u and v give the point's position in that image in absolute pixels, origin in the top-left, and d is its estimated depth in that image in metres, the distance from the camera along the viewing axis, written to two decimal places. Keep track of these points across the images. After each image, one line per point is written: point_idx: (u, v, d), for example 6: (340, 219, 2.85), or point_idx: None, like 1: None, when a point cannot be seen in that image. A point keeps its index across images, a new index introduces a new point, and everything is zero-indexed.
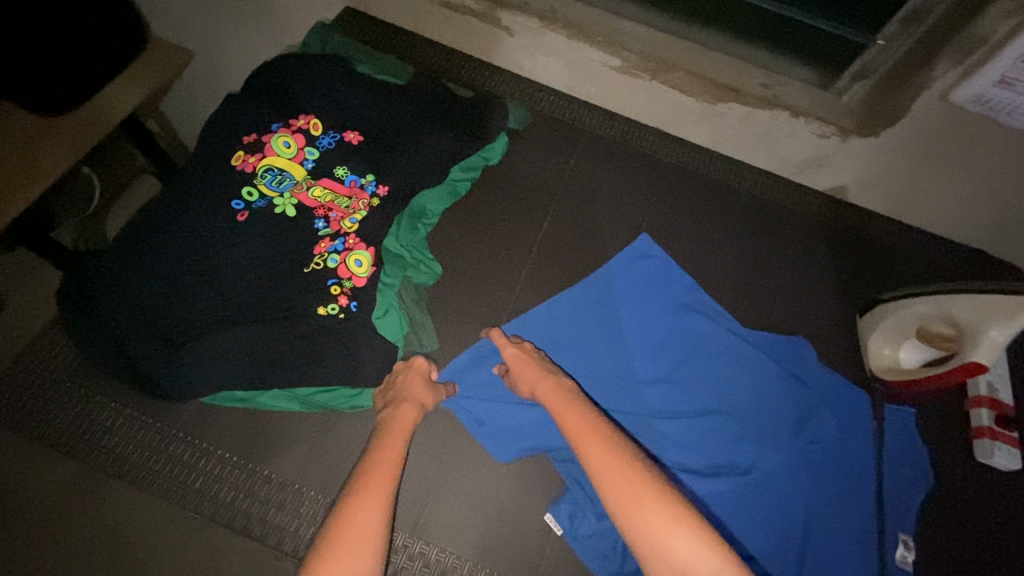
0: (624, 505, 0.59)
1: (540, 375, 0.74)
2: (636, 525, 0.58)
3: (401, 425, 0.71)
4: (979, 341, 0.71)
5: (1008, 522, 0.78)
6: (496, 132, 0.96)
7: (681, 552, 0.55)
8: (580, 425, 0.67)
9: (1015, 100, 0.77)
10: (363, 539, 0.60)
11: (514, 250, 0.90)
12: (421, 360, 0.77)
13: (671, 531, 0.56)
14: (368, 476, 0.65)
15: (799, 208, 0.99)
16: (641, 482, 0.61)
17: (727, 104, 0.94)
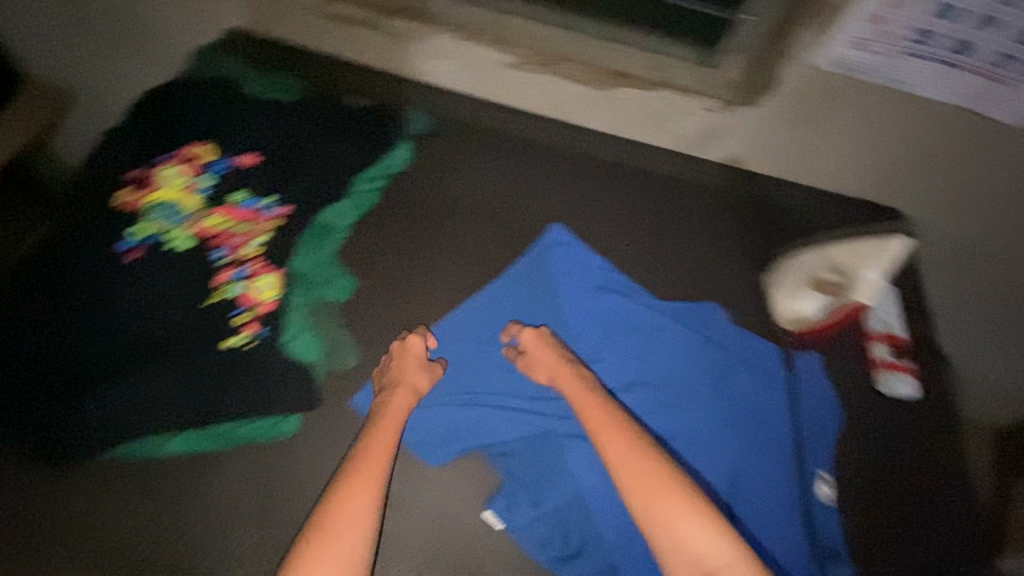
0: (644, 498, 0.68)
1: (563, 365, 0.78)
2: (653, 516, 0.67)
3: (396, 410, 0.74)
4: (862, 282, 0.87)
5: (912, 441, 0.85)
6: (397, 140, 0.96)
7: (691, 540, 0.65)
8: (603, 423, 0.72)
9: (875, 62, 0.85)
10: (353, 526, 0.66)
11: (430, 249, 0.88)
12: (417, 340, 0.79)
13: (684, 524, 0.66)
14: (358, 466, 0.70)
15: (701, 179, 1.04)
16: (659, 480, 0.68)
17: (620, 89, 0.99)
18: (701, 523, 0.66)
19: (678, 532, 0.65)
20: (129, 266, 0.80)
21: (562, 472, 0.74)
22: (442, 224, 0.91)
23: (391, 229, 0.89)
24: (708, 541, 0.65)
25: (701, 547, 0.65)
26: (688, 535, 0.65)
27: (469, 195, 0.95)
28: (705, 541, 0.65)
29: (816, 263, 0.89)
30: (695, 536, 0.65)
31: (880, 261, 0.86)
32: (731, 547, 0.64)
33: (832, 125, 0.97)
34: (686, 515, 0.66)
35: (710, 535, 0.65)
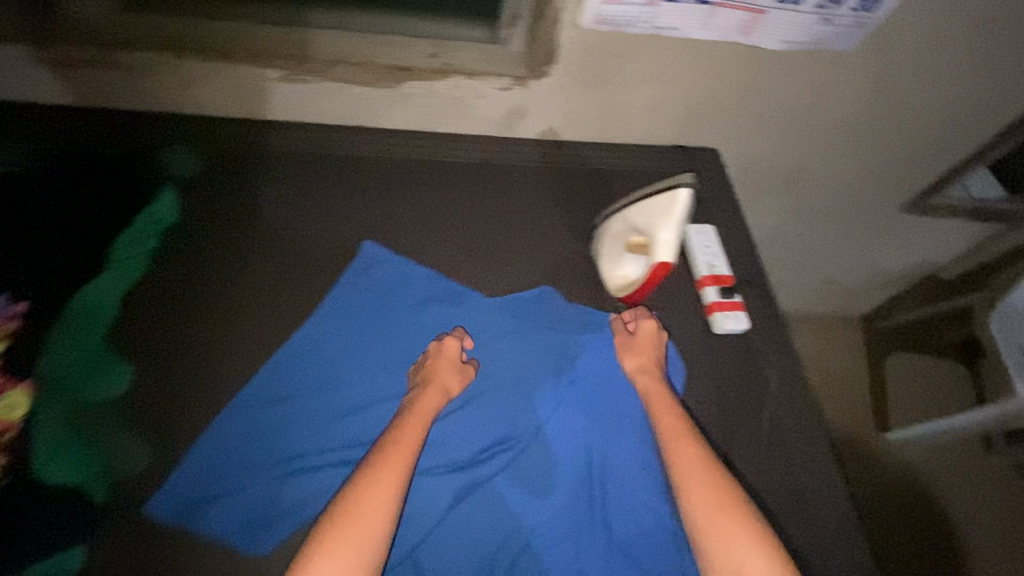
0: (691, 489, 0.70)
1: (652, 358, 0.81)
2: (697, 509, 0.69)
3: (425, 407, 0.74)
4: (658, 241, 0.81)
5: (756, 372, 0.88)
6: (157, 188, 0.84)
7: (737, 553, 0.66)
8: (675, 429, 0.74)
9: (633, 13, 0.84)
10: (376, 515, 0.64)
11: (228, 303, 0.78)
12: (452, 341, 0.79)
13: (734, 541, 0.66)
14: (388, 454, 0.68)
15: (517, 161, 1.01)
16: (710, 484, 0.70)
17: (408, 83, 0.92)
18: (746, 537, 0.66)
19: (724, 542, 0.67)
20: None
21: (409, 510, 0.71)
22: (237, 271, 0.81)
23: (168, 291, 0.77)
24: (744, 556, 0.66)
25: (740, 555, 0.66)
26: (736, 549, 0.66)
27: (265, 231, 0.85)
28: (744, 552, 0.66)
29: (620, 231, 0.88)
30: (739, 550, 0.66)
31: (669, 218, 0.80)
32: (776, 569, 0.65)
33: (627, 81, 0.96)
34: (734, 527, 0.67)
35: (751, 545, 0.66)
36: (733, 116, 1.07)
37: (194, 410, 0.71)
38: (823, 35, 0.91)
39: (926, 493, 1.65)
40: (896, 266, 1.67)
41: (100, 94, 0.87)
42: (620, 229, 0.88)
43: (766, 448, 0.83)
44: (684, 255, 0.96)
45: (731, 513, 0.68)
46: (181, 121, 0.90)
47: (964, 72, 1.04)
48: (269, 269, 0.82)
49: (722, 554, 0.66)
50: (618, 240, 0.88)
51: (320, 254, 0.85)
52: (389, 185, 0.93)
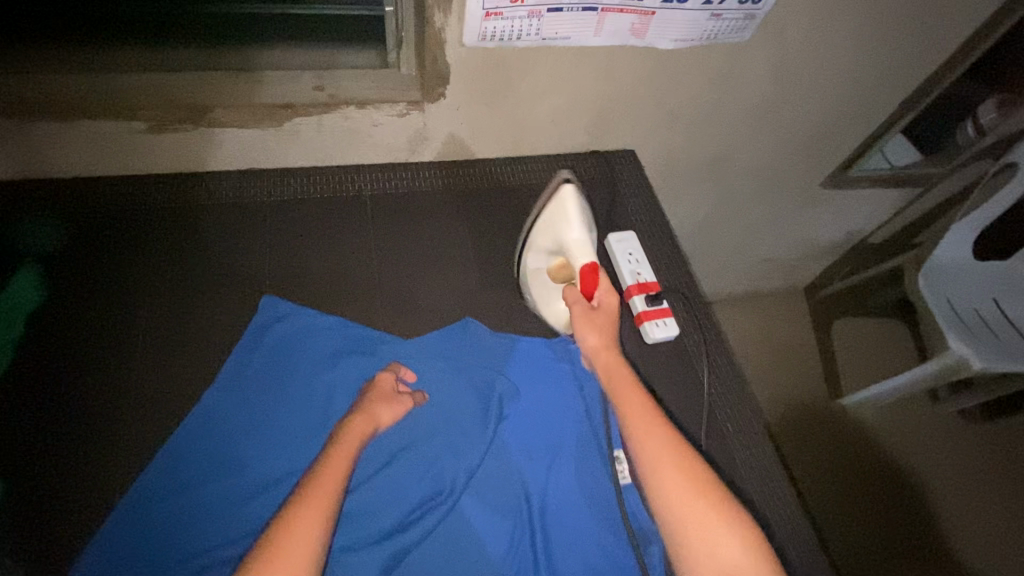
0: (665, 467, 0.65)
1: (611, 340, 0.77)
2: (676, 489, 0.63)
3: (351, 440, 0.68)
4: (569, 244, 0.79)
5: (689, 377, 0.86)
6: (19, 267, 0.77)
7: (721, 536, 0.59)
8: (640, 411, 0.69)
9: (517, 26, 0.79)
10: (301, 554, 0.56)
11: (112, 386, 0.72)
12: (388, 375, 0.75)
13: (710, 526, 0.60)
14: (312, 488, 0.62)
15: (427, 186, 0.97)
16: (681, 461, 0.65)
17: (294, 120, 0.87)
18: (724, 515, 0.61)
19: (706, 524, 0.60)
20: None
21: None
22: (121, 351, 0.74)
23: (42, 385, 0.70)
24: (725, 539, 0.59)
25: (723, 538, 0.59)
26: (720, 532, 0.60)
27: (146, 301, 0.78)
28: (721, 533, 0.60)
29: (537, 274, 0.83)
30: (721, 535, 0.60)
31: (569, 219, 0.80)
32: (753, 553, 0.59)
33: (526, 94, 0.93)
34: (716, 505, 0.62)
35: (726, 526, 0.60)
36: (642, 116, 1.05)
37: (82, 515, 0.64)
38: (714, 30, 0.91)
39: (885, 453, 1.70)
40: (828, 238, 1.71)
41: None
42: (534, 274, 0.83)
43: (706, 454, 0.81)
44: (610, 265, 0.94)
45: (708, 494, 0.63)
46: (45, 190, 0.82)
47: (857, 48, 1.06)
48: (157, 341, 0.75)
49: (703, 543, 0.59)
50: (541, 286, 0.83)
51: (214, 316, 0.78)
52: (287, 231, 0.87)
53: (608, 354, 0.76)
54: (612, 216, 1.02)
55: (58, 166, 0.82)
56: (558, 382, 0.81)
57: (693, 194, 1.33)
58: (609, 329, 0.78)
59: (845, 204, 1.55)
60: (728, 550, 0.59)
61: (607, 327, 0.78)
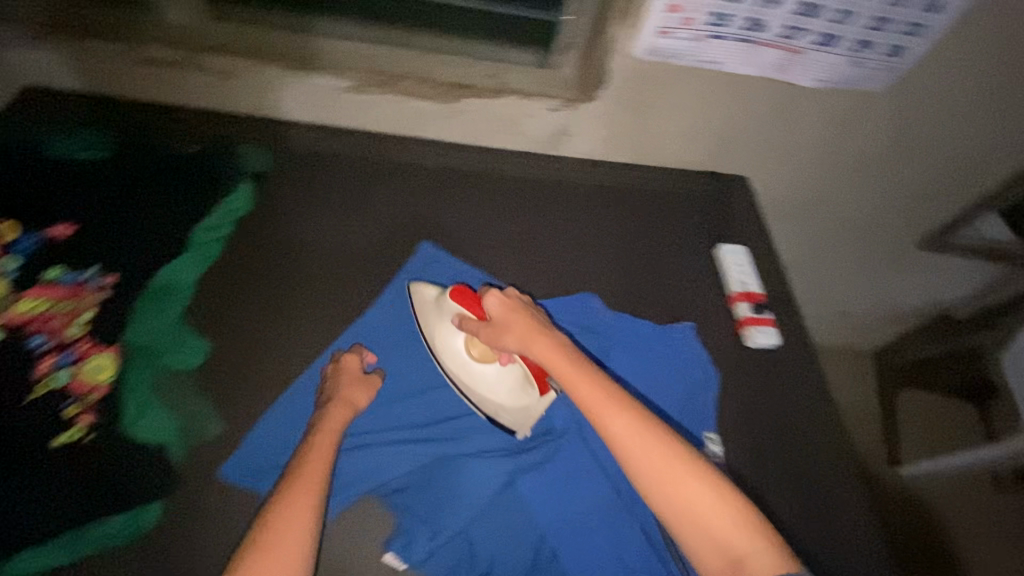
0: (624, 434, 0.64)
1: (531, 333, 0.72)
2: (639, 453, 0.63)
3: (330, 425, 0.71)
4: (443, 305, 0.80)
5: (786, 385, 0.92)
6: (239, 182, 0.90)
7: (687, 489, 0.61)
8: (596, 400, 0.66)
9: (681, 46, 0.90)
10: (296, 537, 0.59)
11: (294, 289, 0.84)
12: (353, 357, 0.78)
13: (680, 482, 0.61)
14: (302, 472, 0.64)
15: (560, 176, 1.08)
16: (638, 419, 0.65)
17: (466, 100, 1.00)
18: (689, 468, 0.62)
19: (674, 482, 0.61)
20: None
21: (461, 493, 0.72)
22: (303, 263, 0.87)
23: (247, 277, 0.83)
24: (699, 493, 0.61)
25: (693, 493, 0.61)
26: (688, 488, 0.61)
27: (325, 227, 0.91)
28: (691, 489, 0.61)
29: (459, 359, 0.78)
30: (693, 489, 0.61)
31: (426, 288, 0.83)
32: (725, 505, 0.61)
33: (665, 108, 1.04)
34: (680, 462, 0.62)
35: (696, 478, 0.62)
36: (761, 148, 1.14)
37: (267, 386, 0.75)
38: (851, 75, 0.99)
39: (941, 533, 1.63)
40: (909, 304, 1.71)
41: (182, 95, 0.95)
42: (453, 365, 0.78)
43: (792, 457, 0.86)
44: (715, 273, 1.01)
45: (671, 451, 0.63)
46: (259, 124, 0.98)
47: (982, 114, 1.10)
48: (333, 261, 0.88)
49: (682, 501, 0.61)
50: (466, 369, 0.77)
51: (377, 254, 0.91)
52: (440, 193, 1.00)
53: (538, 341, 0.71)
54: (725, 231, 1.09)
55: (269, 107, 0.98)
56: (664, 362, 0.90)
57: (790, 231, 1.39)
58: (528, 316, 0.74)
59: (935, 270, 1.57)
60: (698, 504, 0.61)
61: (524, 316, 0.74)
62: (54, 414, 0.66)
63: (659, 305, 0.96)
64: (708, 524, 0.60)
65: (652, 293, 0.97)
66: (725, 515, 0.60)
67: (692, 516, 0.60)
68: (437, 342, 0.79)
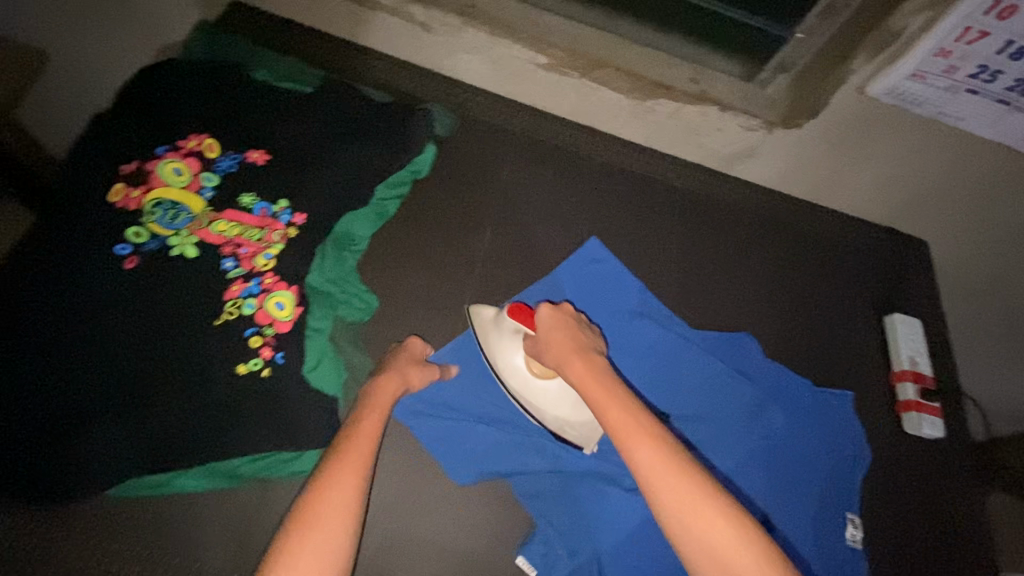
0: (643, 453, 0.56)
1: (573, 348, 0.67)
2: (657, 475, 0.55)
3: (382, 400, 0.67)
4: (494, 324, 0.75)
5: (935, 486, 0.84)
6: (423, 142, 0.87)
7: (698, 513, 0.53)
8: (622, 422, 0.59)
9: (930, 94, 0.81)
10: (337, 518, 0.55)
11: (457, 265, 0.83)
12: (417, 341, 0.74)
13: (698, 509, 0.53)
14: (345, 448, 0.61)
15: (731, 200, 1.01)
16: (659, 441, 0.57)
17: (660, 100, 0.93)
18: (710, 499, 0.53)
19: (688, 508, 0.53)
20: (123, 274, 0.68)
21: (602, 518, 0.70)
22: (468, 239, 0.86)
23: (418, 243, 0.83)
24: (714, 524, 0.52)
25: (709, 525, 0.52)
26: (704, 516, 0.53)
27: (492, 207, 0.89)
28: (710, 518, 0.52)
29: (519, 377, 0.73)
30: (709, 517, 0.53)
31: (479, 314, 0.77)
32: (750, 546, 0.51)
33: (872, 154, 0.94)
34: (700, 490, 0.54)
35: (716, 509, 0.53)
36: (963, 219, 1.01)
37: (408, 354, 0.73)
38: None
39: None
40: None
41: (383, 40, 0.94)
42: (514, 382, 0.73)
43: (931, 564, 0.80)
44: (885, 344, 0.94)
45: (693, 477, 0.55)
46: (446, 86, 0.96)
47: None
48: (496, 243, 0.86)
49: (698, 532, 0.52)
50: (529, 384, 0.72)
51: (540, 246, 0.88)
52: (608, 194, 0.96)
53: (575, 356, 0.66)
54: (898, 298, 1.00)
55: (460, 69, 0.96)
56: (818, 427, 0.83)
57: None
58: (572, 332, 0.70)
59: None
60: (713, 535, 0.52)
61: (566, 331, 0.70)
62: (239, 341, 0.67)
63: (816, 363, 0.90)
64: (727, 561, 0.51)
65: (810, 349, 0.91)
66: (745, 551, 0.51)
67: (706, 550, 0.52)
68: (496, 360, 0.73)
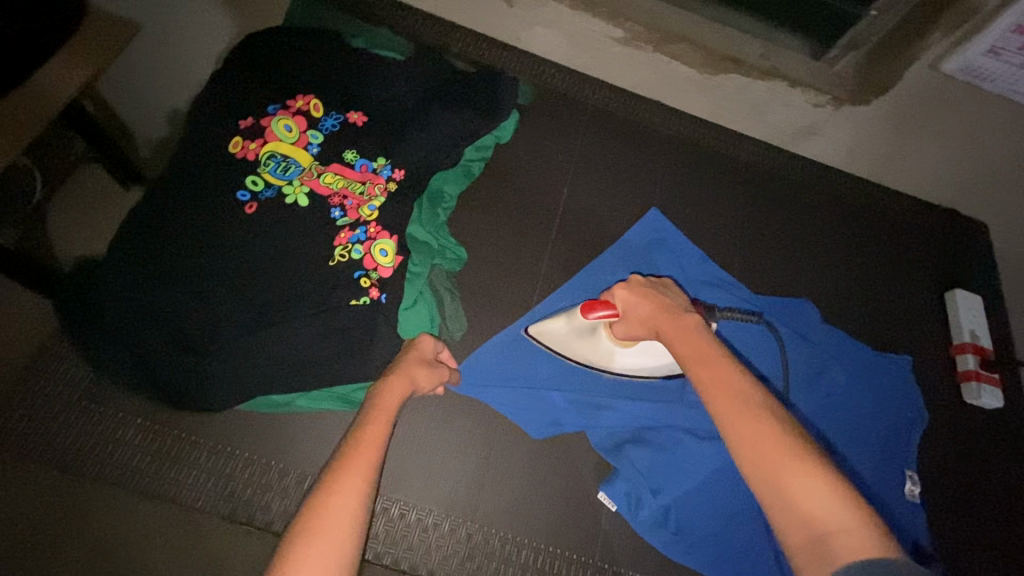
0: (741, 425, 0.48)
1: (660, 312, 0.61)
2: (734, 423, 0.48)
3: (388, 398, 0.64)
4: (574, 336, 0.73)
5: (992, 451, 0.87)
6: (507, 109, 0.93)
7: (804, 496, 0.43)
8: (700, 358, 0.54)
9: (1002, 71, 0.83)
10: (340, 526, 0.51)
11: (537, 224, 0.89)
12: (428, 339, 0.71)
13: (788, 470, 0.44)
14: (352, 450, 0.57)
15: (794, 174, 1.04)
16: (738, 391, 0.50)
17: (730, 75, 0.97)
18: (794, 458, 0.45)
19: (769, 461, 0.45)
20: (245, 217, 0.75)
21: (680, 462, 0.74)
22: (546, 201, 0.91)
23: (502, 203, 0.89)
24: (792, 466, 0.45)
25: (787, 468, 0.45)
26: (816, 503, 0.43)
27: (569, 172, 0.94)
28: (824, 503, 0.43)
29: (614, 357, 0.74)
30: (798, 474, 0.44)
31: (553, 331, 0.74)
32: (847, 507, 0.42)
33: (939, 132, 0.95)
34: (781, 446, 0.46)
35: (810, 468, 0.44)
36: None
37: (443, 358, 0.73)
38: None
39: None
40: None
41: (467, 13, 1.00)
42: (613, 363, 0.74)
43: (988, 522, 0.83)
44: (944, 317, 0.96)
45: (775, 431, 0.47)
46: (523, 59, 1.01)
47: None
48: (572, 205, 0.92)
49: (771, 472, 0.45)
50: (621, 360, 0.74)
51: (612, 210, 0.93)
52: (676, 164, 1.00)
53: (664, 319, 0.60)
54: (956, 274, 1.02)
55: (537, 43, 1.01)
56: (878, 390, 0.86)
57: None
58: (657, 297, 0.63)
59: None
60: (797, 489, 0.44)
61: (652, 298, 0.63)
62: (350, 282, 0.74)
63: (875, 332, 0.93)
64: (817, 519, 0.42)
65: (870, 317, 0.94)
66: (832, 505, 0.43)
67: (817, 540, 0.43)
68: (587, 359, 0.74)
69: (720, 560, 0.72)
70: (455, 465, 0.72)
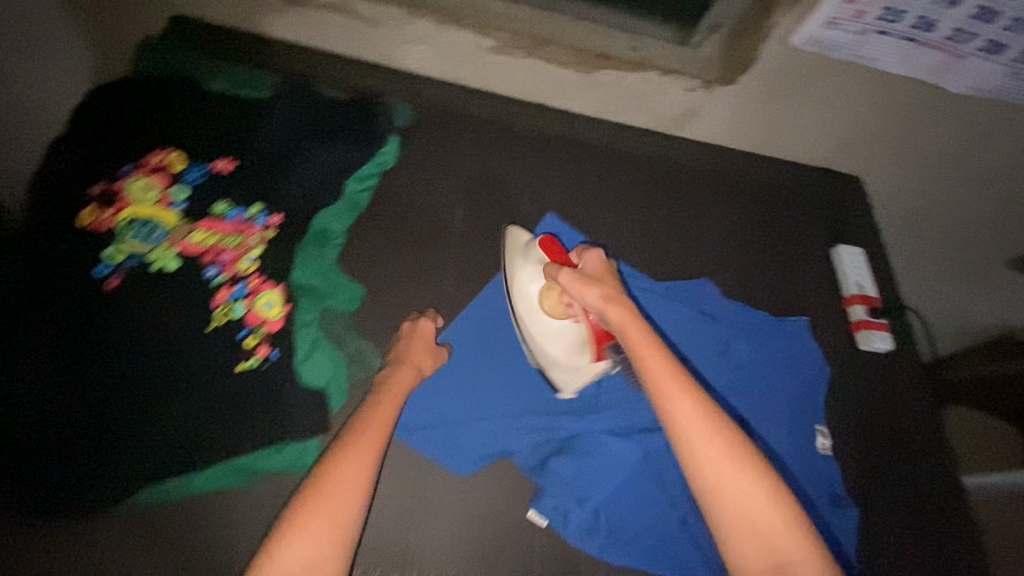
0: (698, 434, 0.59)
1: (610, 300, 0.69)
2: (704, 449, 0.58)
3: (400, 385, 0.72)
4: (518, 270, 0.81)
5: (890, 391, 0.94)
6: (386, 136, 0.91)
7: (759, 523, 0.56)
8: (663, 375, 0.62)
9: (844, 39, 0.89)
10: (347, 494, 0.60)
11: (433, 246, 0.87)
12: (429, 322, 0.78)
13: (753, 505, 0.56)
14: (361, 432, 0.65)
15: (681, 157, 1.07)
16: (707, 417, 0.60)
17: (603, 70, 0.99)
18: (754, 482, 0.57)
19: (736, 491, 0.57)
20: (108, 293, 0.70)
21: (603, 464, 0.75)
22: (441, 220, 0.89)
23: (395, 231, 0.86)
24: (751, 491, 0.57)
25: (747, 494, 0.57)
26: (756, 507, 0.56)
27: (460, 188, 0.93)
28: (763, 512, 0.56)
29: (528, 306, 0.79)
30: (756, 499, 0.57)
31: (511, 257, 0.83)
32: (795, 529, 0.56)
33: (802, 100, 1.01)
34: (744, 471, 0.58)
35: (768, 496, 0.57)
36: (891, 153, 1.10)
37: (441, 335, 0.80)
38: (1004, 87, 0.94)
39: None
40: None
41: (334, 39, 0.96)
42: (524, 308, 0.80)
43: (893, 459, 0.89)
44: (833, 273, 1.02)
45: (737, 459, 0.58)
46: (398, 75, 0.99)
47: None
48: (466, 221, 0.90)
49: (734, 500, 0.57)
50: (533, 315, 0.79)
51: (508, 220, 0.92)
52: (566, 163, 1.01)
53: (616, 308, 0.68)
54: (840, 231, 1.08)
55: (411, 61, 0.99)
56: (781, 354, 0.91)
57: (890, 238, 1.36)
58: (609, 286, 0.70)
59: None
60: (759, 518, 0.56)
61: (608, 287, 0.70)
62: (236, 343, 0.71)
63: (773, 298, 0.98)
64: (772, 543, 0.56)
65: (768, 284, 0.99)
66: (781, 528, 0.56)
67: (752, 534, 0.56)
68: (514, 286, 0.81)
69: (656, 552, 0.73)
70: (377, 513, 0.69)
